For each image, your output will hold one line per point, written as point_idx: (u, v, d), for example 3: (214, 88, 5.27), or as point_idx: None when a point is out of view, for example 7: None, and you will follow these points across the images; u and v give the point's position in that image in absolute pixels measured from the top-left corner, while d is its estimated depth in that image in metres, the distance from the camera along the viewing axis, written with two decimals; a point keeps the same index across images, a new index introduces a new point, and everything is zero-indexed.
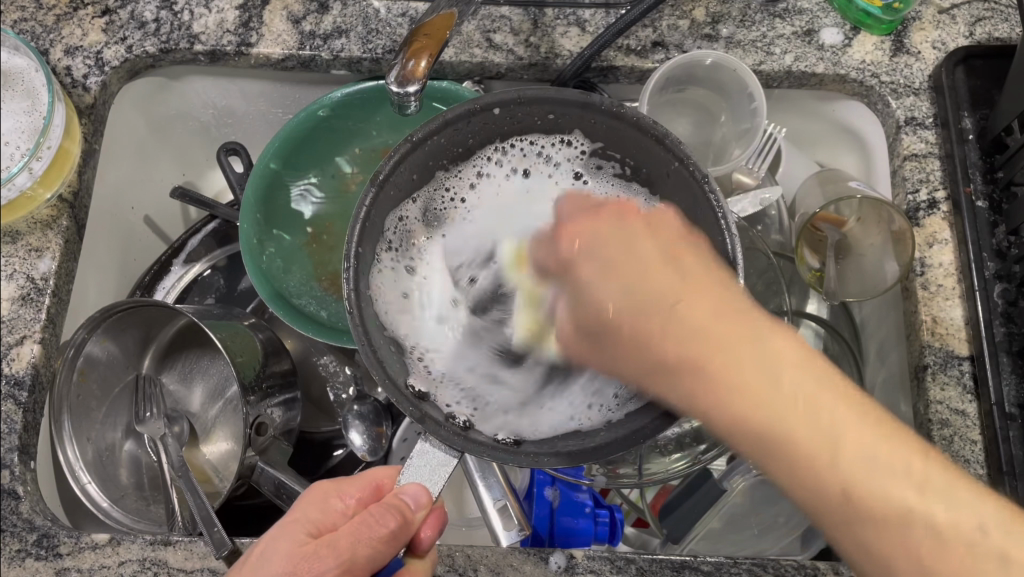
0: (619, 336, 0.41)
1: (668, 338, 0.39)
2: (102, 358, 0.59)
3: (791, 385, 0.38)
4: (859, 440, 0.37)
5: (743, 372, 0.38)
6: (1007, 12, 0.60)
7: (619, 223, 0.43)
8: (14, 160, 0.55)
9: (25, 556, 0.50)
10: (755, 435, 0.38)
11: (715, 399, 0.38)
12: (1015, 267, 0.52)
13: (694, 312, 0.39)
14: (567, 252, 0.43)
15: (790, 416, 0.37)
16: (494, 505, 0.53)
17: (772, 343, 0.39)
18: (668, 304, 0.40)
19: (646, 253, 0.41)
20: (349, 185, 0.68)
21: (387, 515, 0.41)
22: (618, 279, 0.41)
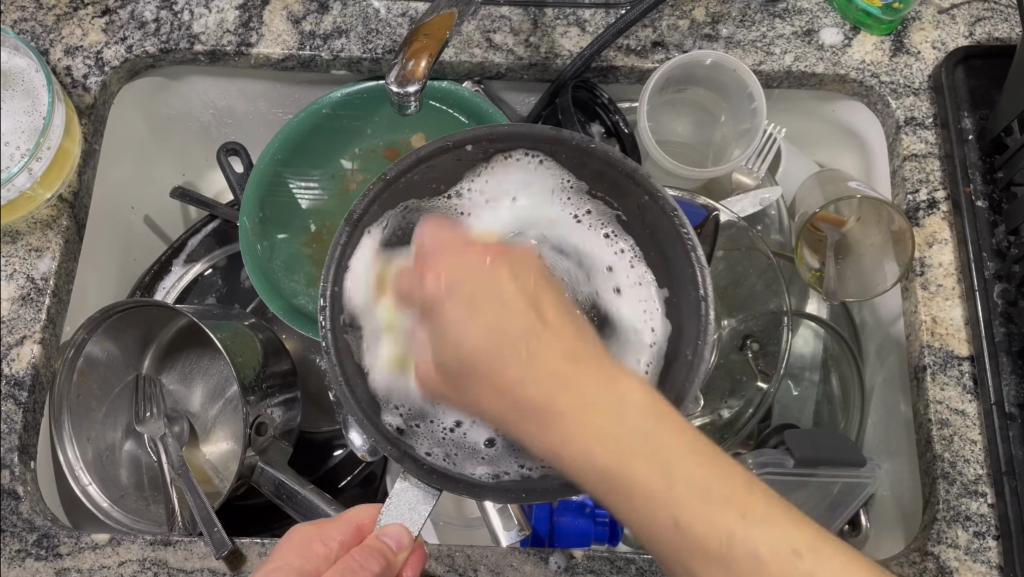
0: (473, 369, 0.39)
1: (513, 363, 0.39)
2: (102, 357, 0.59)
3: (633, 430, 0.37)
4: (680, 466, 0.37)
5: (577, 409, 0.38)
6: (1007, 12, 0.60)
7: (487, 266, 0.40)
8: (14, 159, 0.55)
9: (25, 556, 0.50)
10: (572, 462, 0.38)
11: (570, 455, 0.38)
12: (1015, 267, 0.52)
13: (536, 355, 0.39)
14: (433, 286, 0.40)
15: (601, 449, 0.37)
16: (495, 506, 0.56)
17: (616, 384, 0.38)
18: (509, 343, 0.39)
19: (514, 292, 0.40)
20: (350, 185, 0.67)
21: (370, 559, 0.40)
22: (480, 312, 0.39)
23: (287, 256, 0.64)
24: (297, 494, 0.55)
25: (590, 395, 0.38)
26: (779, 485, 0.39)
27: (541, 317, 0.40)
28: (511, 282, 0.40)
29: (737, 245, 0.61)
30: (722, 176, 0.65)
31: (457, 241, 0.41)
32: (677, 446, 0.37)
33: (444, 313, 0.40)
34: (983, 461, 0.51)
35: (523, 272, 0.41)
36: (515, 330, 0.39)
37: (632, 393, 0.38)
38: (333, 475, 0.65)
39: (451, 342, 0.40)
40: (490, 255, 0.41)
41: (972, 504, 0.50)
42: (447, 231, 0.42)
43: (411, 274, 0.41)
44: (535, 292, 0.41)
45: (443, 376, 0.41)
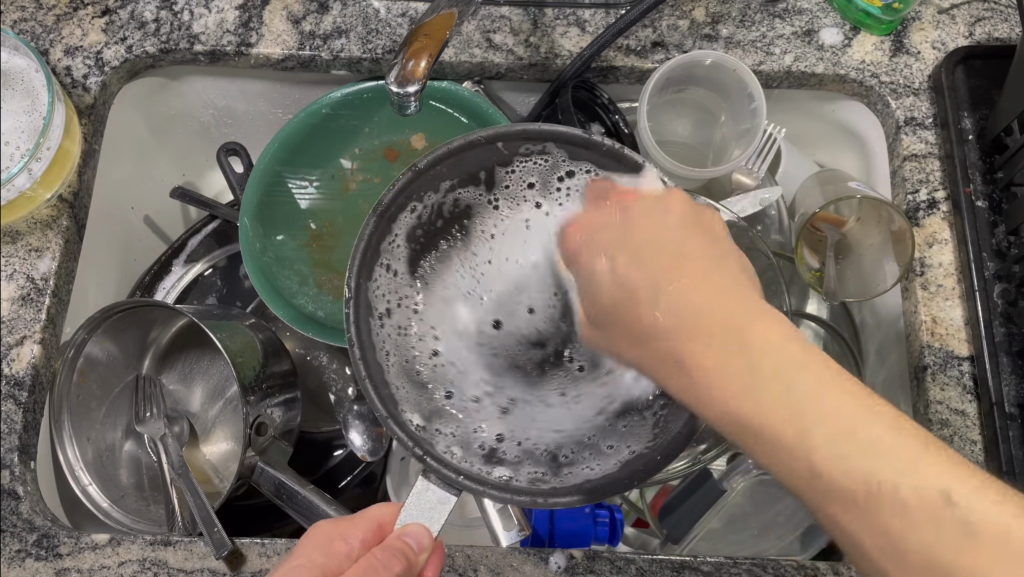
0: (614, 313, 0.45)
1: (659, 307, 0.43)
2: (102, 358, 0.59)
3: (802, 387, 0.38)
4: (863, 428, 0.37)
5: (754, 381, 0.39)
6: (1007, 12, 0.60)
7: (626, 212, 0.44)
8: (14, 159, 0.55)
9: (26, 556, 0.50)
10: (742, 422, 0.39)
11: (704, 392, 0.40)
12: (1015, 267, 0.52)
13: (679, 298, 0.43)
14: (576, 242, 0.45)
15: (767, 401, 0.38)
16: (494, 505, 0.54)
17: (761, 325, 0.41)
18: (650, 287, 0.44)
19: (655, 250, 0.44)
20: (349, 185, 0.67)
21: (393, 559, 0.40)
22: (631, 255, 0.45)
23: (286, 256, 0.64)
24: (297, 494, 0.55)
25: (732, 312, 0.41)
26: (870, 418, 0.37)
27: (721, 255, 0.44)
28: (695, 240, 0.44)
29: (737, 245, 0.61)
30: (722, 176, 0.65)
31: (608, 194, 0.44)
32: (837, 390, 0.38)
33: (586, 259, 0.46)
34: (982, 461, 0.51)
35: (699, 233, 0.44)
36: (660, 267, 0.44)
37: (812, 380, 0.38)
38: (333, 475, 0.65)
39: (591, 293, 0.46)
40: (613, 201, 0.44)
41: None
42: (605, 192, 0.44)
43: (588, 222, 0.45)
44: (693, 240, 0.44)
45: (597, 318, 0.46)
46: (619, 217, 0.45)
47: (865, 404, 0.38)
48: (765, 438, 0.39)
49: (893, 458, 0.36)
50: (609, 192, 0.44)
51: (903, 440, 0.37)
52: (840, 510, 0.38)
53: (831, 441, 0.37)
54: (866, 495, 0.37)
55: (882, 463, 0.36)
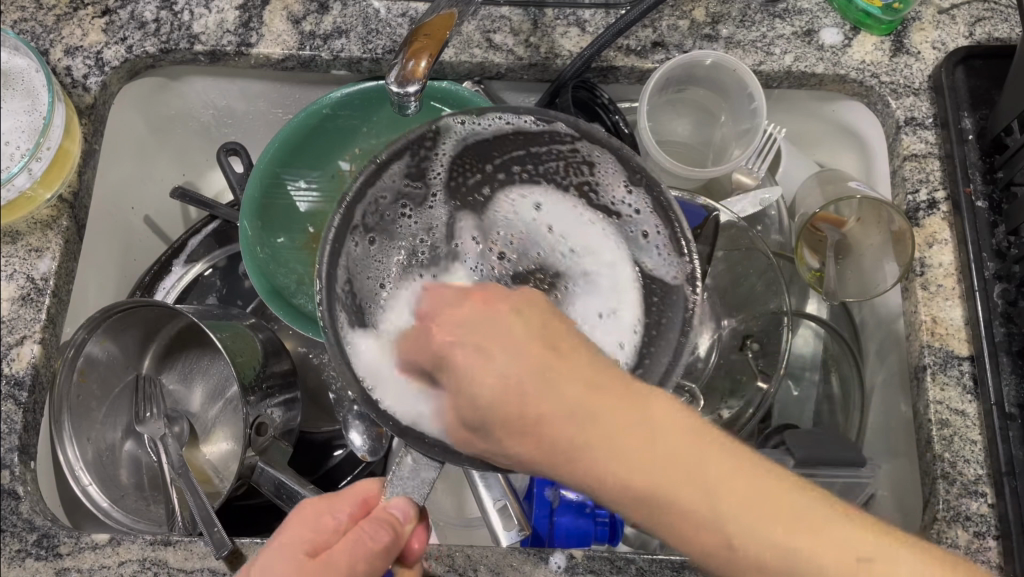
0: (495, 422, 0.37)
1: (557, 421, 0.37)
2: (102, 357, 0.59)
3: (703, 465, 0.36)
4: (745, 514, 0.36)
5: (653, 463, 0.36)
6: (1007, 12, 0.60)
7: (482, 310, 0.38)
8: (14, 160, 0.55)
9: (25, 556, 0.50)
10: (675, 516, 0.36)
11: (592, 467, 0.37)
12: (1015, 267, 0.52)
13: (518, 370, 0.37)
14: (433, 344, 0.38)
15: (687, 492, 0.36)
16: (494, 506, 0.56)
17: (624, 420, 0.37)
18: (566, 406, 0.37)
19: (521, 348, 0.37)
20: (349, 186, 0.67)
21: (381, 531, 0.41)
22: (488, 346, 0.37)
23: (286, 256, 0.64)
24: (297, 494, 0.55)
25: (607, 417, 0.37)
26: (755, 513, 0.36)
27: (550, 339, 0.38)
28: (535, 315, 0.38)
29: (737, 245, 0.61)
30: (722, 176, 0.65)
31: (459, 293, 0.40)
32: (717, 476, 0.36)
33: (456, 359, 0.37)
34: (983, 461, 0.51)
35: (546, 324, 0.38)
36: (525, 374, 0.37)
37: (674, 429, 0.37)
38: (333, 475, 0.65)
39: (441, 402, 0.39)
40: (472, 300, 0.39)
41: (972, 504, 0.50)
42: (443, 292, 0.40)
43: (414, 336, 0.39)
44: (533, 315, 0.38)
45: (462, 433, 0.38)
46: (458, 321, 0.38)
47: (779, 484, 0.37)
48: (700, 530, 0.36)
49: (777, 523, 0.36)
50: (437, 299, 0.40)
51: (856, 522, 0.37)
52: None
53: (733, 504, 0.36)
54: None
55: (829, 541, 0.36)
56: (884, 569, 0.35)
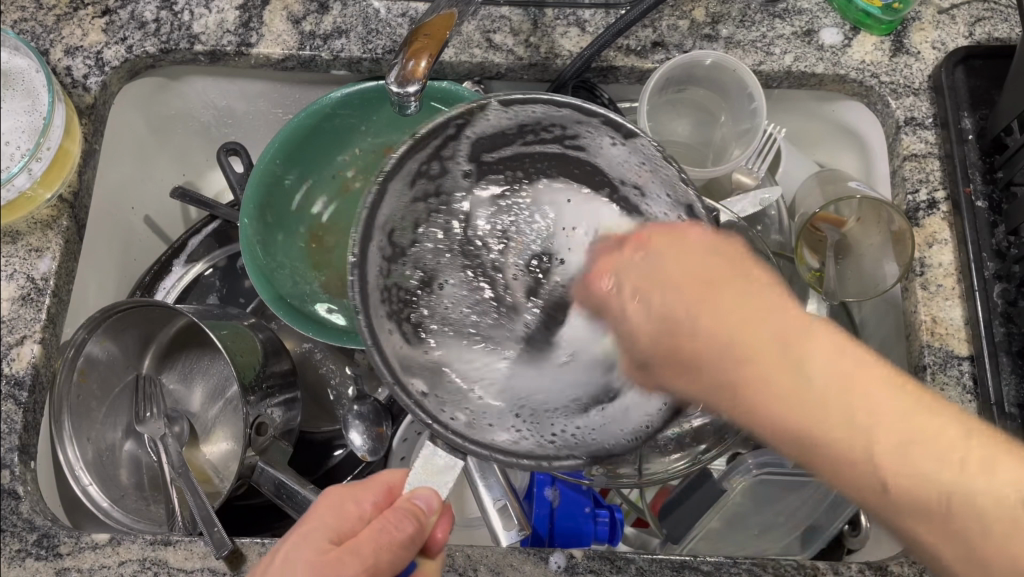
0: (671, 358, 0.44)
1: (699, 323, 0.42)
2: (102, 357, 0.59)
3: (816, 375, 0.38)
4: (863, 407, 0.37)
5: (781, 385, 0.39)
6: (1007, 12, 0.60)
7: (676, 242, 0.45)
8: (14, 160, 0.55)
9: (25, 556, 0.50)
10: (799, 440, 0.38)
11: (691, 364, 0.42)
12: (1015, 267, 0.52)
13: (711, 316, 0.42)
14: (644, 277, 0.46)
15: (825, 422, 0.37)
16: (494, 505, 0.55)
17: (798, 343, 0.39)
18: (688, 310, 0.43)
19: (681, 271, 0.44)
20: (348, 185, 0.69)
21: (404, 521, 0.41)
22: (667, 286, 0.44)
23: (285, 258, 0.64)
24: (297, 495, 0.55)
25: (730, 308, 0.42)
26: (880, 392, 0.37)
27: (737, 262, 0.44)
28: (727, 262, 0.44)
29: None
30: (722, 176, 0.65)
31: (623, 237, 0.49)
32: (862, 373, 0.38)
33: (622, 303, 0.48)
34: None
35: (727, 251, 0.44)
36: (688, 284, 0.43)
37: (826, 356, 0.38)
38: (333, 475, 0.65)
39: (634, 336, 0.47)
40: (631, 241, 0.48)
41: None
42: (677, 235, 0.45)
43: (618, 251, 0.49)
44: (734, 258, 0.44)
45: (643, 362, 0.46)
46: (660, 259, 0.45)
47: (887, 378, 0.38)
48: (827, 454, 0.38)
49: (890, 438, 0.36)
50: (621, 249, 0.49)
51: (959, 417, 0.37)
52: (934, 531, 0.36)
53: (879, 427, 0.36)
54: (961, 475, 0.35)
55: (938, 442, 0.36)
56: (983, 469, 0.35)
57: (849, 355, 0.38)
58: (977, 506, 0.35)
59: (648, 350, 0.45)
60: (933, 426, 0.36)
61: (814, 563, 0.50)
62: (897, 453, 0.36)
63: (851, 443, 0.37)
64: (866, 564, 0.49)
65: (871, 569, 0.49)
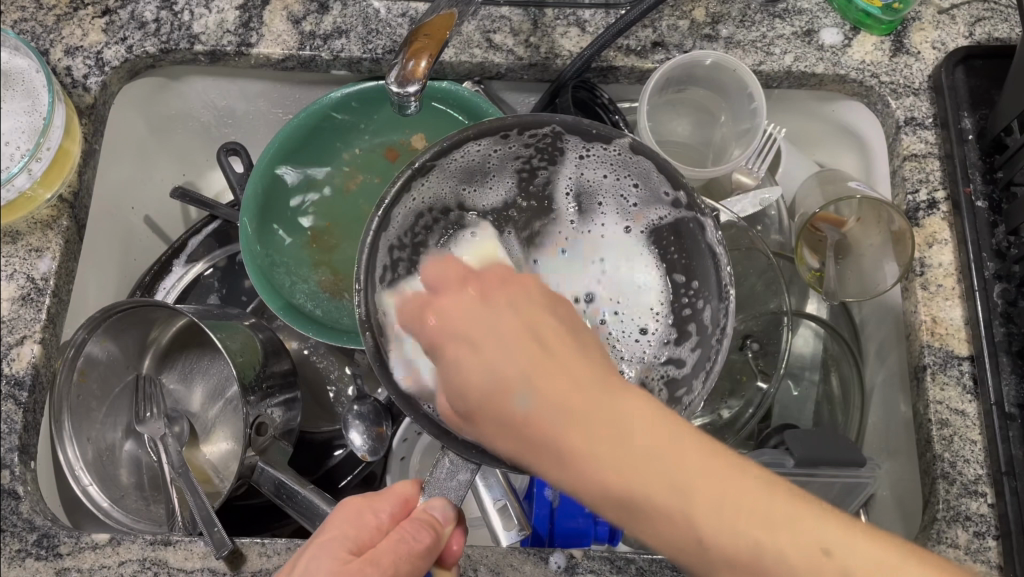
0: (478, 408, 0.40)
1: (500, 367, 0.40)
2: (102, 357, 0.59)
3: (642, 438, 0.37)
4: (702, 488, 0.36)
5: (613, 449, 0.37)
6: (1007, 12, 0.60)
7: (484, 300, 0.43)
8: (14, 160, 0.55)
9: (26, 556, 0.50)
10: (605, 498, 0.37)
11: (532, 446, 0.38)
12: (1015, 267, 0.52)
13: (542, 391, 0.39)
14: (432, 329, 0.43)
15: (607, 457, 0.37)
16: (494, 505, 0.56)
17: (626, 410, 0.38)
18: (522, 375, 0.40)
19: (506, 324, 0.41)
20: (349, 185, 0.67)
21: (422, 531, 0.41)
22: (481, 357, 0.41)
23: (286, 257, 0.64)
24: (297, 495, 0.55)
25: (569, 374, 0.39)
26: (703, 458, 0.36)
27: (572, 327, 0.43)
28: (541, 324, 0.42)
29: (737, 245, 0.61)
30: (722, 176, 0.65)
31: (461, 275, 0.45)
32: (688, 448, 0.37)
33: (451, 350, 0.42)
34: (982, 461, 0.51)
35: (539, 323, 0.42)
36: (519, 341, 0.41)
37: (641, 410, 0.38)
38: (334, 474, 0.65)
39: (455, 387, 0.41)
40: (471, 289, 0.44)
41: (972, 504, 0.50)
42: (452, 262, 0.46)
43: (416, 300, 0.44)
44: (533, 314, 0.42)
45: (460, 417, 0.41)
46: (503, 340, 0.41)
47: (658, 421, 0.38)
48: (644, 511, 0.36)
49: (716, 509, 0.35)
50: (417, 296, 0.45)
51: (795, 502, 0.36)
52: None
53: (712, 514, 0.35)
54: (824, 571, 0.34)
55: (784, 531, 0.34)
56: (843, 556, 0.34)
57: (666, 426, 0.37)
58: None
59: (458, 425, 0.42)
60: (759, 497, 0.35)
61: None
62: (727, 554, 0.35)
63: (679, 517, 0.35)
64: None
65: None
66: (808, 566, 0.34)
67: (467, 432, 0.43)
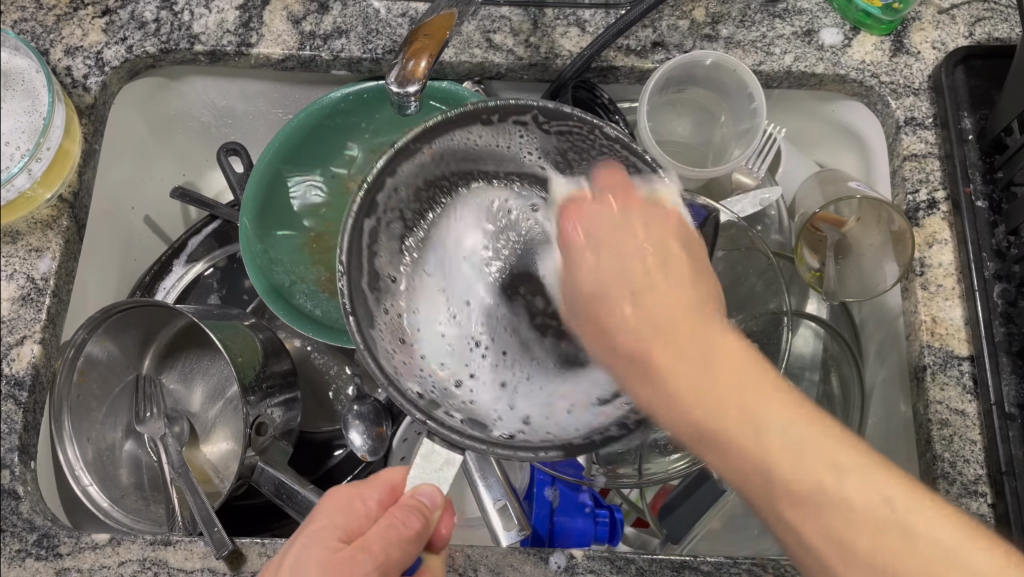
0: (585, 310, 0.42)
1: (636, 279, 0.40)
2: (102, 357, 0.59)
3: (718, 353, 0.38)
4: (773, 425, 0.36)
5: (704, 370, 0.37)
6: (1007, 12, 0.60)
7: (623, 211, 0.41)
8: (14, 160, 0.55)
9: (25, 556, 0.50)
10: (693, 426, 0.37)
11: (612, 329, 0.40)
12: (1015, 267, 0.52)
13: (655, 311, 0.39)
14: (598, 233, 0.41)
15: (721, 395, 0.37)
16: (494, 505, 0.55)
17: (692, 327, 0.39)
18: (647, 270, 0.40)
19: (641, 249, 0.40)
20: (349, 185, 0.68)
21: (412, 517, 0.42)
22: (609, 251, 0.41)
23: (286, 257, 0.64)
24: (297, 494, 0.55)
25: (672, 300, 0.39)
26: (774, 399, 0.36)
27: (696, 262, 0.41)
28: (670, 243, 0.41)
29: (737, 245, 0.61)
30: (722, 176, 0.65)
31: (617, 190, 0.42)
32: (772, 404, 0.36)
33: (580, 250, 0.42)
34: (983, 461, 0.51)
35: (679, 248, 0.41)
36: (638, 272, 0.40)
37: (727, 348, 0.38)
38: (333, 474, 0.65)
39: (570, 273, 0.42)
40: (614, 199, 0.42)
41: (972, 503, 0.50)
42: (590, 199, 0.42)
43: (583, 204, 0.42)
44: (664, 237, 0.41)
45: (585, 310, 0.42)
46: (636, 242, 0.41)
47: (759, 378, 0.37)
48: (723, 442, 0.36)
49: (818, 457, 0.35)
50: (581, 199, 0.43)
51: (870, 469, 0.35)
52: (798, 514, 0.35)
53: (787, 446, 0.35)
54: (871, 517, 0.34)
55: (843, 475, 0.34)
56: (899, 516, 0.34)
57: (797, 415, 0.36)
58: (856, 532, 0.34)
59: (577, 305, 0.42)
60: (824, 442, 0.35)
61: None
62: (740, 407, 0.36)
63: (743, 439, 0.36)
64: None
65: None
66: (869, 516, 0.34)
67: (449, 419, 0.42)
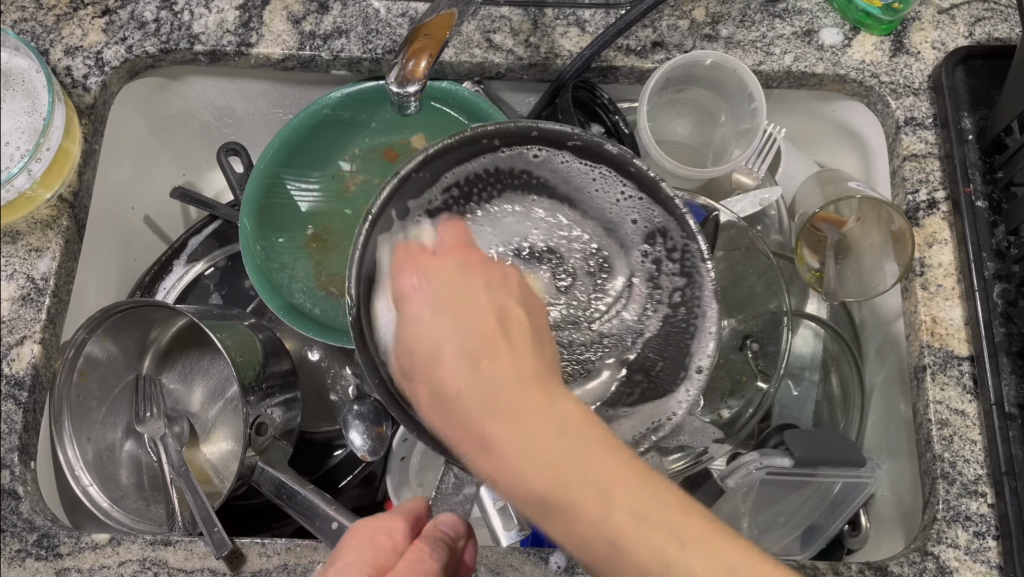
0: (420, 372, 0.39)
1: (453, 377, 0.38)
2: (102, 358, 0.59)
3: (595, 473, 0.36)
4: (624, 485, 0.36)
5: (554, 438, 0.36)
6: (1007, 12, 0.60)
7: (461, 271, 0.41)
8: (14, 160, 0.55)
9: (25, 556, 0.50)
10: (544, 501, 0.36)
11: (456, 409, 0.38)
12: (1015, 267, 0.52)
13: (483, 377, 0.38)
14: (416, 298, 0.40)
15: (537, 470, 0.36)
16: (495, 506, 0.57)
17: (543, 402, 0.37)
18: (456, 349, 0.38)
19: (469, 330, 0.39)
20: (350, 186, 0.67)
21: (439, 549, 0.41)
22: (450, 309, 0.39)
23: (287, 257, 0.64)
24: (297, 494, 0.54)
25: (506, 373, 0.38)
26: (601, 455, 0.36)
27: (505, 327, 0.39)
28: (509, 301, 0.41)
29: (737, 245, 0.62)
30: (722, 176, 0.65)
31: (457, 245, 0.42)
32: (599, 454, 0.36)
33: (413, 311, 0.39)
34: (983, 461, 0.51)
35: (509, 296, 0.41)
36: (485, 336, 0.39)
37: (577, 425, 0.37)
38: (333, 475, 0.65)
39: (410, 338, 0.39)
40: (459, 257, 0.42)
41: (972, 504, 0.50)
42: (426, 254, 0.41)
43: (411, 290, 0.40)
44: (505, 300, 0.40)
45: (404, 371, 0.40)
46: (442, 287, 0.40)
47: (627, 475, 0.36)
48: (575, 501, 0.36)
49: (664, 535, 0.35)
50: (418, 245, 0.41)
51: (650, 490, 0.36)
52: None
53: (621, 516, 0.35)
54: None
55: (625, 505, 0.35)
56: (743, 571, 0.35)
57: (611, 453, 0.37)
58: None
59: (410, 365, 0.39)
60: (634, 486, 0.36)
61: (814, 562, 0.49)
62: (570, 461, 0.36)
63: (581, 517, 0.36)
64: (866, 564, 0.49)
65: (871, 569, 0.48)
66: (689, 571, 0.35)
67: None
